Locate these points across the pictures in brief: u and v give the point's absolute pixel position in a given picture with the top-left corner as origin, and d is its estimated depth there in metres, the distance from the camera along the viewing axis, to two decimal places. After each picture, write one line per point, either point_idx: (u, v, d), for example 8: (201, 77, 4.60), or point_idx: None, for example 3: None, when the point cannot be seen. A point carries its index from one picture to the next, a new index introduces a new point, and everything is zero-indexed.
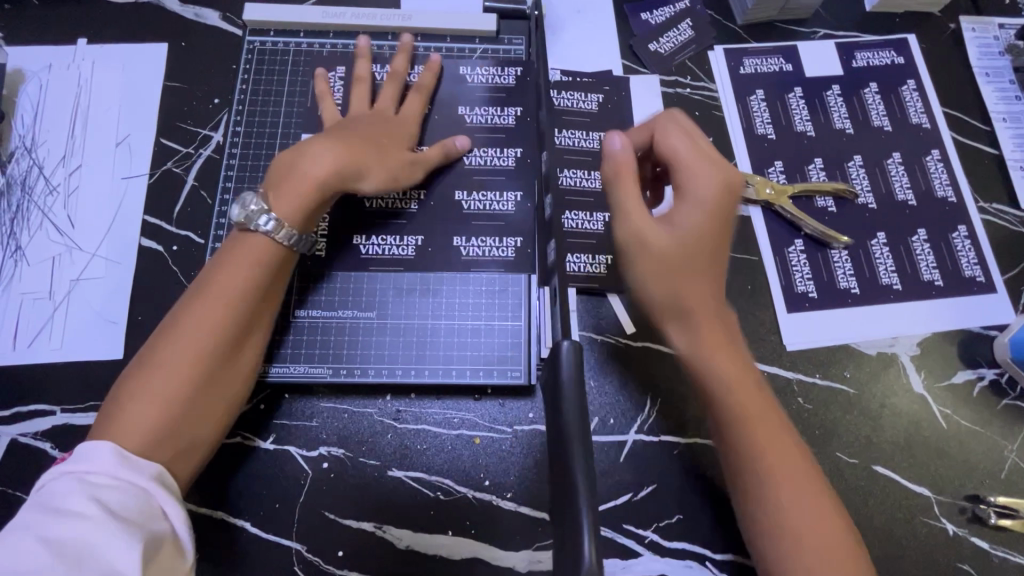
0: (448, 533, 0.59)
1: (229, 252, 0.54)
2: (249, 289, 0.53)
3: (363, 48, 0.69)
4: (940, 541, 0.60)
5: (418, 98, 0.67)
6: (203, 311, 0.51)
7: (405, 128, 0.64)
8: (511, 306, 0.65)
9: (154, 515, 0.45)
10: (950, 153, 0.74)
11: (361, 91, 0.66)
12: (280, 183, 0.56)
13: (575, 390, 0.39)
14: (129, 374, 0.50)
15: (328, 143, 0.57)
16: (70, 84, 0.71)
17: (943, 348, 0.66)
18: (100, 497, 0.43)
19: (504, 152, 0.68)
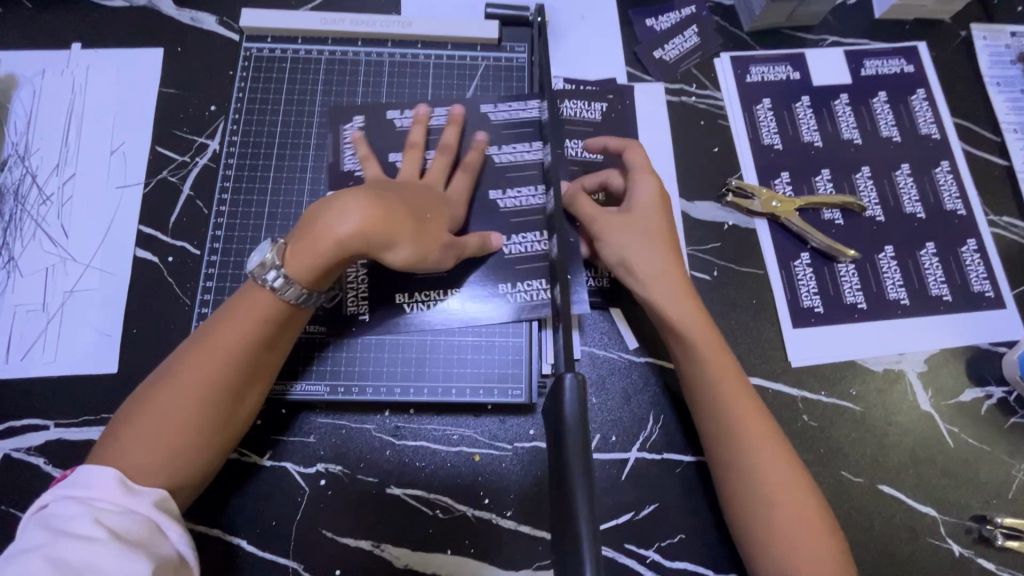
0: (446, 552, 0.58)
1: (236, 308, 0.53)
2: (257, 335, 0.52)
3: (421, 113, 0.64)
4: (945, 562, 0.59)
5: (467, 179, 0.62)
6: (197, 370, 0.50)
7: (446, 205, 0.59)
8: (512, 323, 0.64)
9: (159, 541, 0.46)
10: (960, 165, 0.72)
11: (409, 157, 0.61)
12: (304, 239, 0.52)
13: (578, 427, 0.36)
14: (120, 422, 0.50)
15: (362, 201, 0.52)
16: (65, 90, 0.70)
17: (950, 365, 0.65)
18: (106, 522, 0.43)
19: (539, 188, 0.64)
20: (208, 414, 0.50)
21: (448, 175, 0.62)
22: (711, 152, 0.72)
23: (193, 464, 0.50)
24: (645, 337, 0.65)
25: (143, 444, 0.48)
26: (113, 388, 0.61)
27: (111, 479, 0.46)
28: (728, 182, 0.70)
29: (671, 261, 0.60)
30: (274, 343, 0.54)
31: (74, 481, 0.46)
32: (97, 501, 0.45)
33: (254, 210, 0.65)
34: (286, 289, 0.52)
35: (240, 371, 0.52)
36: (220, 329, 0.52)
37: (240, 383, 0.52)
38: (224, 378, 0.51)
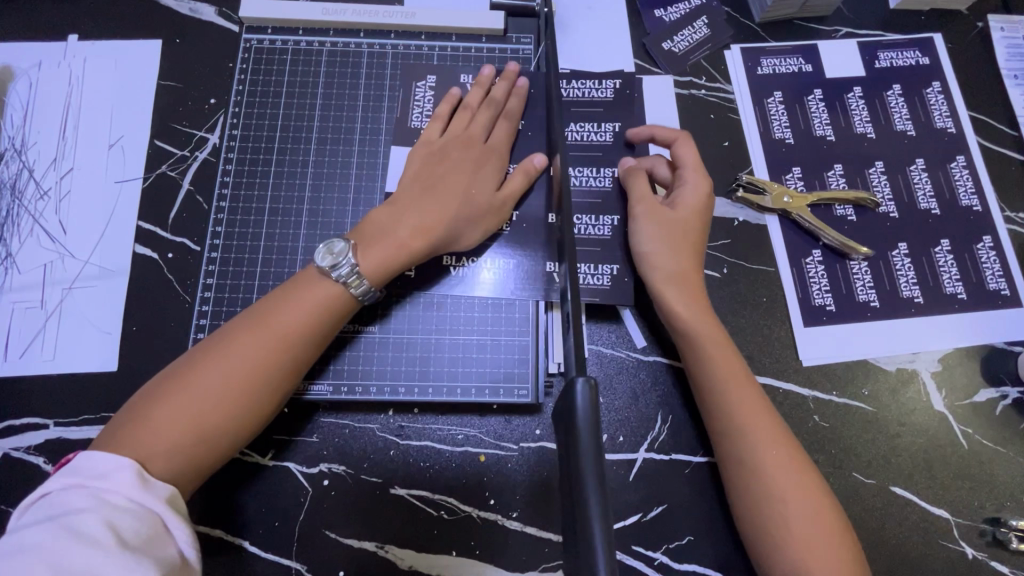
0: (451, 554, 0.57)
1: (299, 292, 0.54)
2: (303, 336, 0.53)
3: (482, 77, 0.66)
4: (958, 565, 0.58)
5: (510, 128, 0.64)
6: (253, 347, 0.51)
7: (493, 163, 0.62)
8: (518, 321, 0.63)
9: (165, 540, 0.44)
10: (976, 160, 0.71)
11: (461, 117, 0.64)
12: (373, 242, 0.55)
13: (590, 434, 0.35)
14: (166, 383, 0.50)
15: (421, 206, 0.58)
16: (62, 83, 0.68)
17: (965, 365, 0.64)
18: (111, 518, 0.42)
19: (600, 172, 0.67)
20: (238, 411, 0.50)
21: (493, 124, 0.64)
22: (721, 146, 0.70)
23: (208, 459, 0.50)
24: (653, 336, 0.64)
25: (166, 429, 0.48)
26: (112, 387, 0.60)
27: (122, 469, 0.45)
28: (739, 177, 0.68)
29: (688, 266, 0.60)
30: (314, 346, 0.54)
31: (82, 467, 0.45)
32: (104, 492, 0.44)
33: (255, 205, 0.64)
34: (357, 285, 0.54)
35: (278, 370, 0.52)
36: (272, 320, 0.53)
37: (275, 383, 0.52)
38: (261, 374, 0.51)
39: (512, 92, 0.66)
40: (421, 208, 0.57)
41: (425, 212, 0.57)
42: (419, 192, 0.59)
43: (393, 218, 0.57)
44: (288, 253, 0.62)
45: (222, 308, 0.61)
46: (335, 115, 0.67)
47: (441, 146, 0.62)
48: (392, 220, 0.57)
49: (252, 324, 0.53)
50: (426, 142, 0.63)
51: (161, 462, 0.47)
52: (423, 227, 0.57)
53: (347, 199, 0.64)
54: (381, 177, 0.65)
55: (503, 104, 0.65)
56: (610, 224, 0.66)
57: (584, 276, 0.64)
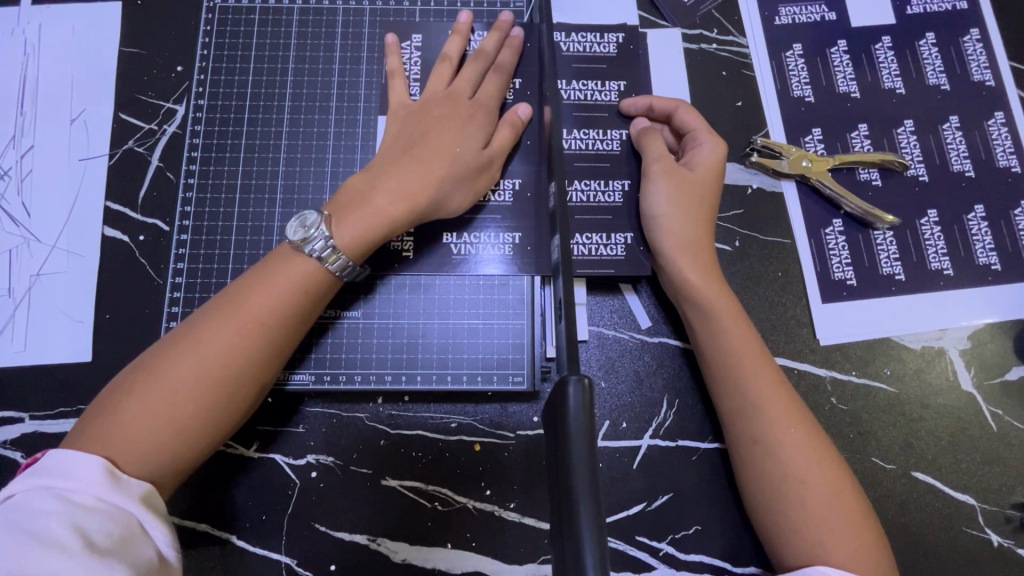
0: (446, 546, 0.55)
1: (271, 270, 0.50)
2: (280, 316, 0.49)
3: (460, 24, 0.61)
4: (984, 553, 0.55)
5: (501, 79, 0.59)
6: (226, 333, 0.47)
7: (481, 118, 0.57)
8: (512, 303, 0.59)
9: (140, 542, 0.41)
10: (1016, 115, 0.64)
11: (439, 70, 0.59)
12: (350, 212, 0.51)
13: (583, 437, 0.31)
14: (131, 381, 0.46)
15: (402, 172, 0.53)
16: (16, 51, 0.63)
17: (997, 341, 0.59)
18: (79, 521, 0.39)
19: (607, 135, 0.61)
20: (215, 401, 0.46)
21: (481, 78, 0.59)
22: (734, 107, 0.64)
23: (187, 454, 0.46)
24: (659, 315, 0.59)
25: (137, 422, 0.44)
26: (88, 379, 0.57)
27: (90, 467, 0.42)
28: (753, 141, 0.62)
29: (702, 233, 0.55)
30: (295, 328, 0.50)
31: (49, 468, 0.42)
32: (72, 493, 0.41)
33: (226, 181, 0.59)
34: (332, 260, 0.50)
35: (257, 355, 0.48)
36: (244, 302, 0.48)
37: (256, 367, 0.48)
38: (238, 360, 0.47)
39: (503, 43, 0.60)
40: (401, 173, 0.53)
41: (406, 177, 0.52)
42: (397, 155, 0.54)
43: (370, 186, 0.52)
44: (263, 234, 0.58)
45: (195, 294, 0.57)
46: (309, 81, 0.62)
47: (422, 105, 0.57)
48: (370, 189, 0.52)
49: (224, 307, 0.48)
50: (400, 104, 0.58)
51: (133, 458, 0.44)
52: (405, 194, 0.52)
53: (323, 173, 0.60)
54: (361, 149, 0.60)
55: (493, 55, 0.60)
56: (619, 190, 0.60)
57: (595, 247, 0.59)
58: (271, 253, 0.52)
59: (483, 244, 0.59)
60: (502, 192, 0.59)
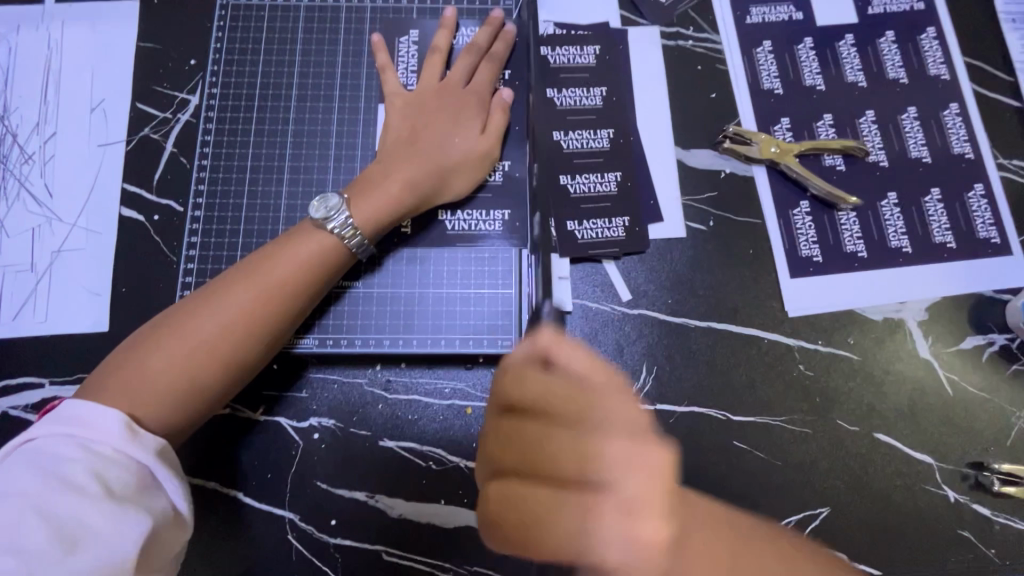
0: (440, 502, 0.58)
1: (291, 242, 0.55)
2: (297, 285, 0.54)
3: (447, 18, 0.66)
4: (940, 508, 0.59)
5: (492, 69, 0.65)
6: (245, 297, 0.52)
7: (475, 106, 0.63)
8: (502, 275, 0.63)
9: (154, 492, 0.45)
10: (970, 107, 0.69)
11: (432, 62, 0.65)
12: (367, 193, 0.57)
13: None
14: (155, 334, 0.50)
15: (409, 159, 0.59)
16: (40, 45, 0.68)
17: (953, 313, 0.64)
18: (99, 470, 0.43)
19: (597, 133, 0.66)
20: (232, 358, 0.51)
21: (474, 70, 0.65)
22: (709, 98, 0.69)
23: (200, 406, 0.51)
24: (638, 289, 0.63)
25: (160, 371, 0.49)
26: (104, 346, 0.61)
27: (111, 420, 0.45)
28: (725, 129, 0.67)
29: (663, 461, 0.37)
30: (309, 296, 0.55)
31: (69, 416, 0.45)
32: (91, 442, 0.44)
33: (238, 164, 0.64)
34: (350, 236, 0.56)
35: (273, 318, 0.53)
36: (264, 270, 0.53)
37: (271, 330, 0.53)
38: (255, 323, 0.52)
39: (496, 37, 0.67)
40: (411, 160, 0.59)
41: (413, 164, 0.59)
42: (404, 146, 0.60)
43: (385, 172, 0.59)
44: (271, 212, 0.63)
45: (207, 267, 0.61)
46: (315, 72, 0.66)
47: (421, 97, 0.63)
48: (383, 177, 0.58)
49: (244, 275, 0.53)
50: (396, 93, 0.64)
51: (154, 404, 0.48)
52: (414, 180, 0.58)
53: (326, 158, 0.64)
54: (362, 135, 0.65)
55: (486, 48, 0.66)
56: (615, 180, 0.65)
57: (600, 230, 0.64)
58: (291, 228, 0.58)
59: (476, 221, 0.63)
60: (497, 174, 0.64)
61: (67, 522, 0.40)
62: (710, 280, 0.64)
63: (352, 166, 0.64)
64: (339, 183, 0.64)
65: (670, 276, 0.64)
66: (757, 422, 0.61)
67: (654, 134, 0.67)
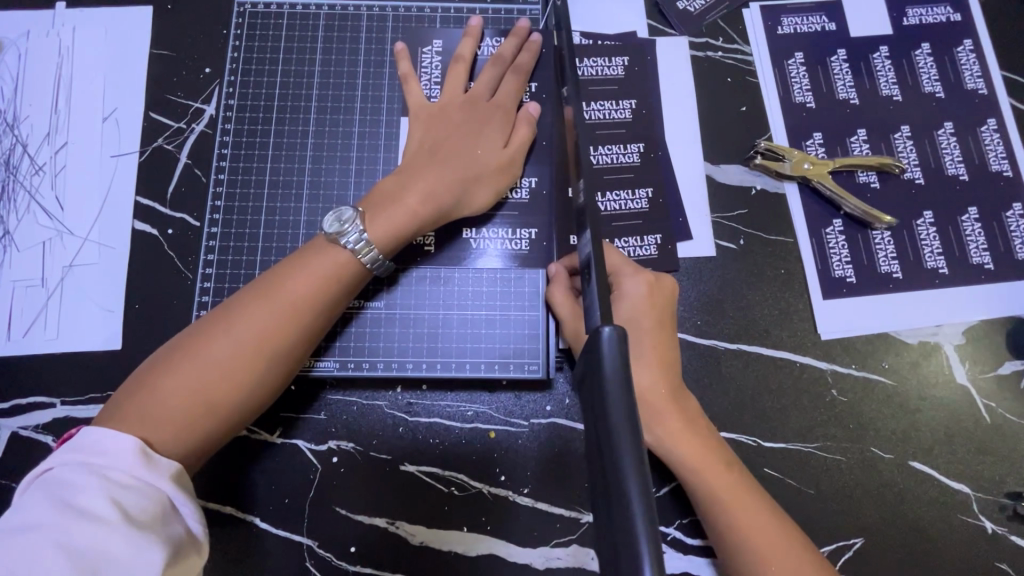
0: (463, 530, 0.57)
1: (307, 259, 0.53)
2: (315, 303, 0.52)
3: (472, 27, 0.64)
4: (978, 539, 0.57)
5: (518, 81, 0.62)
6: (262, 318, 0.50)
7: (499, 121, 0.61)
8: (527, 295, 0.61)
9: (172, 518, 0.43)
10: (1008, 123, 0.67)
11: (456, 72, 0.62)
12: (383, 209, 0.55)
13: (621, 389, 0.33)
14: (169, 358, 0.49)
15: (428, 172, 0.57)
16: (51, 52, 0.66)
17: (990, 336, 0.62)
18: (116, 496, 0.41)
19: (628, 148, 0.64)
20: (249, 381, 0.49)
21: (499, 81, 0.62)
22: (738, 112, 0.67)
23: (215, 432, 0.49)
24: None
25: (174, 397, 0.47)
26: (117, 365, 0.59)
27: (125, 445, 0.44)
28: (756, 144, 0.65)
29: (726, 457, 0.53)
30: (326, 314, 0.53)
31: (84, 444, 0.44)
32: (107, 469, 0.42)
33: (254, 178, 0.62)
34: (365, 252, 0.53)
35: (290, 340, 0.51)
36: (280, 289, 0.51)
37: (289, 351, 0.51)
38: (271, 343, 0.50)
39: (522, 47, 0.64)
40: (430, 174, 0.56)
41: (433, 177, 0.56)
42: (424, 158, 0.58)
43: (402, 186, 0.56)
44: (289, 228, 0.61)
45: (224, 284, 0.60)
46: (334, 83, 0.64)
47: (444, 109, 0.61)
48: (401, 191, 0.56)
49: (259, 294, 0.51)
50: (419, 105, 0.61)
51: (168, 432, 0.46)
52: (432, 194, 0.56)
53: (347, 172, 0.62)
54: (383, 148, 0.63)
55: (512, 58, 0.63)
56: (646, 197, 0.63)
57: (633, 249, 0.62)
58: (305, 244, 0.55)
59: (500, 239, 0.62)
60: (519, 191, 0.63)
61: (87, 552, 0.39)
62: (741, 301, 0.62)
63: (372, 180, 0.62)
64: (359, 198, 0.62)
65: (698, 297, 0.62)
66: (788, 449, 0.59)
67: (682, 149, 0.65)
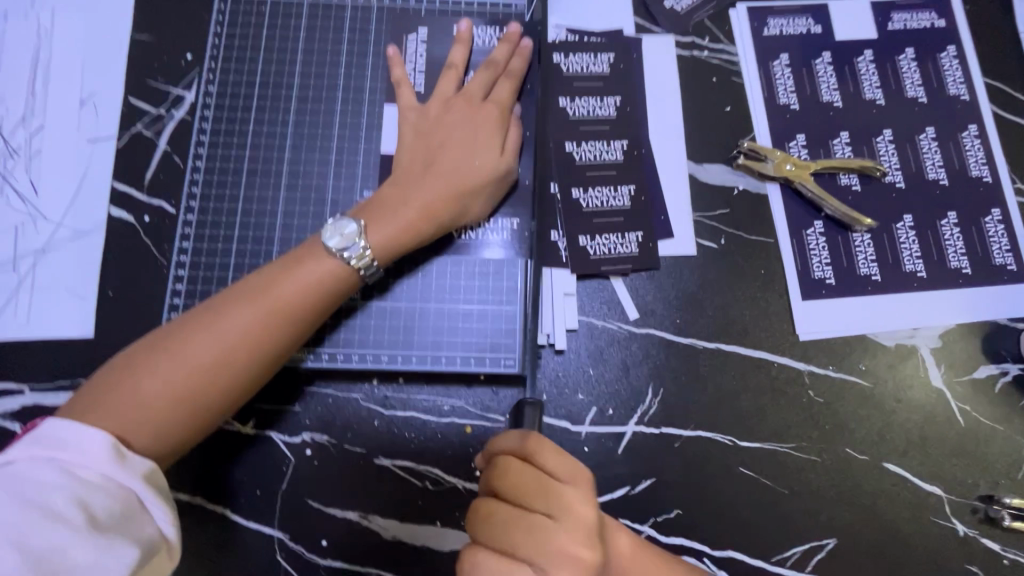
0: (436, 524, 0.56)
1: (297, 265, 0.52)
2: (301, 311, 0.51)
3: (461, 32, 0.64)
4: (949, 542, 0.58)
5: (512, 85, 0.62)
6: (245, 322, 0.49)
7: (496, 125, 0.60)
8: (506, 289, 0.61)
9: (141, 521, 0.42)
10: (989, 129, 0.67)
11: (450, 77, 0.62)
12: (381, 220, 0.55)
13: None
14: (147, 354, 0.48)
15: (425, 184, 0.56)
16: (29, 35, 0.65)
17: (966, 341, 0.62)
18: (83, 498, 0.40)
19: (611, 145, 0.64)
20: (228, 385, 0.49)
21: (492, 86, 0.61)
22: (723, 111, 0.67)
23: (189, 433, 0.48)
24: (646, 308, 0.61)
25: (149, 396, 0.46)
26: (89, 352, 0.58)
27: (97, 443, 0.43)
28: (740, 144, 0.65)
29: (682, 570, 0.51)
30: (314, 321, 0.52)
31: (53, 439, 0.43)
32: (76, 468, 0.41)
33: (233, 165, 0.61)
34: (362, 262, 0.53)
35: (273, 346, 0.50)
36: (266, 293, 0.51)
37: (270, 357, 0.51)
38: (255, 349, 0.49)
39: (514, 53, 0.63)
40: (425, 186, 0.56)
41: (430, 190, 0.56)
42: (419, 169, 0.58)
43: (400, 197, 0.56)
44: (267, 217, 0.60)
45: (199, 272, 0.59)
46: (317, 72, 0.64)
47: (440, 115, 0.60)
48: (399, 202, 0.56)
49: (246, 295, 0.51)
50: (411, 110, 0.61)
51: (141, 432, 0.46)
52: (429, 207, 0.56)
53: (327, 167, 0.61)
54: (365, 138, 0.62)
55: (505, 64, 0.62)
56: (628, 195, 0.63)
57: (612, 246, 0.62)
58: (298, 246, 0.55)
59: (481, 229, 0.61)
60: None
61: (45, 554, 0.37)
62: (720, 300, 0.62)
63: (352, 171, 0.62)
64: (339, 189, 0.61)
65: (678, 295, 0.62)
66: (763, 449, 0.59)
67: (666, 147, 0.65)
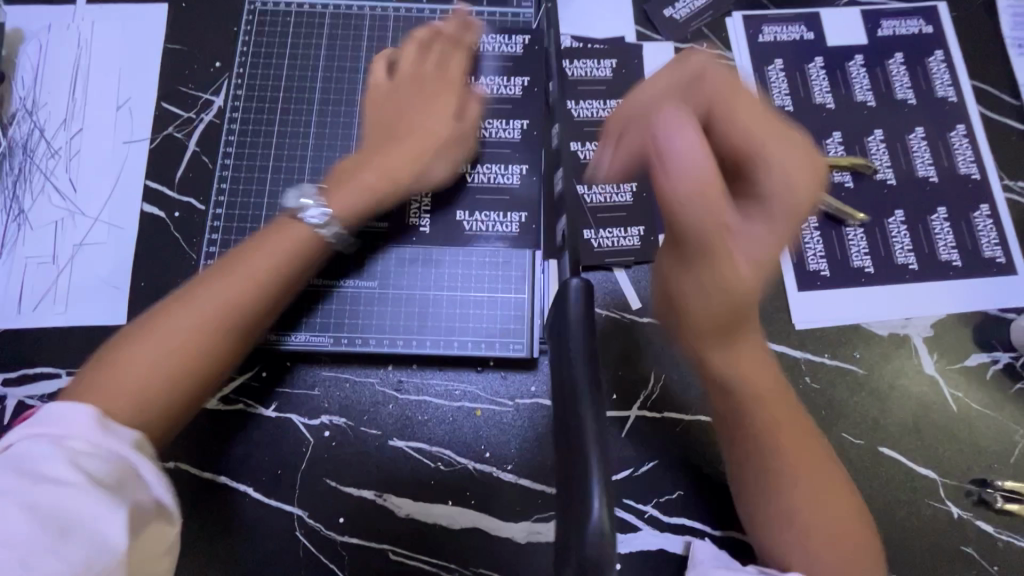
0: (448, 503, 0.59)
1: (263, 239, 0.55)
2: (273, 276, 0.53)
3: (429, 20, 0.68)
4: (944, 523, 0.60)
5: (462, 64, 0.67)
6: (220, 292, 0.51)
7: (447, 102, 0.65)
8: (514, 278, 0.64)
9: (136, 485, 0.41)
10: (976, 129, 0.70)
11: (408, 61, 0.67)
12: (341, 188, 0.59)
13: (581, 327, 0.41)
14: (124, 336, 0.48)
15: (383, 157, 0.61)
16: (70, 45, 0.70)
17: (957, 330, 0.65)
18: (77, 464, 0.39)
19: None
20: (210, 352, 0.49)
21: (444, 66, 0.67)
22: None
23: (173, 405, 0.47)
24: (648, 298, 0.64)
25: (130, 368, 0.46)
26: None
27: (82, 413, 0.41)
28: None
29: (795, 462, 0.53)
30: (285, 287, 0.55)
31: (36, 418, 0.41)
32: (65, 439, 0.40)
33: (259, 164, 0.66)
34: (328, 227, 0.57)
35: (250, 311, 0.51)
36: (238, 267, 0.53)
37: (248, 323, 0.52)
38: (233, 315, 0.51)
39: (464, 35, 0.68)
40: (385, 156, 0.61)
41: (388, 161, 0.61)
42: (379, 143, 0.63)
43: (361, 168, 0.61)
44: None
45: None
46: (337, 77, 0.68)
47: (396, 96, 0.65)
48: (359, 173, 0.60)
49: (217, 272, 0.52)
50: (374, 93, 0.66)
51: (124, 403, 0.44)
52: (389, 174, 0.60)
53: (346, 156, 0.65)
54: None
55: (454, 45, 0.68)
56: (631, 191, 0.67)
57: (615, 239, 0.65)
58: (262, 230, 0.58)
59: (490, 222, 0.65)
60: (510, 176, 0.66)
61: (46, 523, 0.37)
62: None
63: None
64: None
65: None
66: None
67: None
